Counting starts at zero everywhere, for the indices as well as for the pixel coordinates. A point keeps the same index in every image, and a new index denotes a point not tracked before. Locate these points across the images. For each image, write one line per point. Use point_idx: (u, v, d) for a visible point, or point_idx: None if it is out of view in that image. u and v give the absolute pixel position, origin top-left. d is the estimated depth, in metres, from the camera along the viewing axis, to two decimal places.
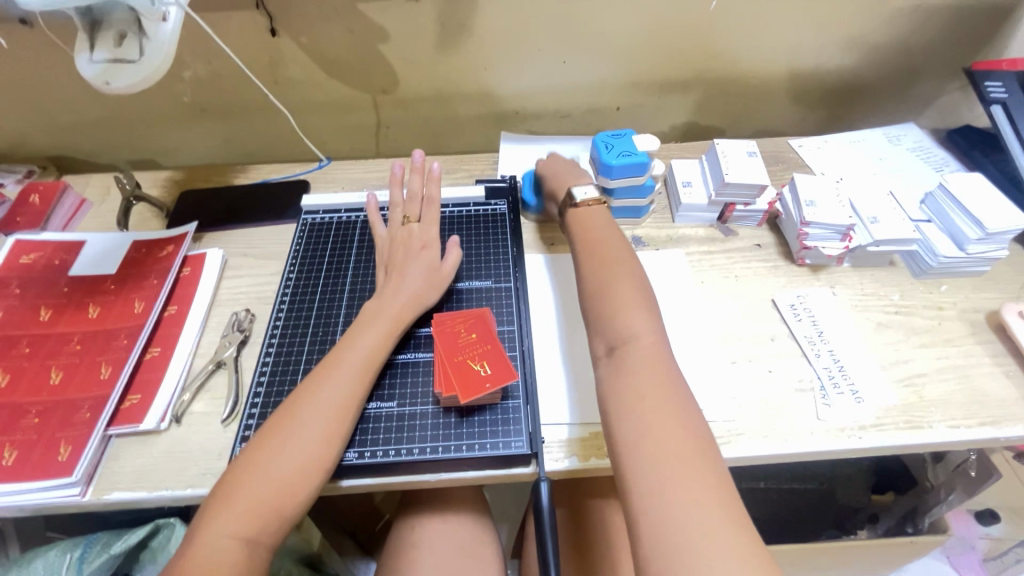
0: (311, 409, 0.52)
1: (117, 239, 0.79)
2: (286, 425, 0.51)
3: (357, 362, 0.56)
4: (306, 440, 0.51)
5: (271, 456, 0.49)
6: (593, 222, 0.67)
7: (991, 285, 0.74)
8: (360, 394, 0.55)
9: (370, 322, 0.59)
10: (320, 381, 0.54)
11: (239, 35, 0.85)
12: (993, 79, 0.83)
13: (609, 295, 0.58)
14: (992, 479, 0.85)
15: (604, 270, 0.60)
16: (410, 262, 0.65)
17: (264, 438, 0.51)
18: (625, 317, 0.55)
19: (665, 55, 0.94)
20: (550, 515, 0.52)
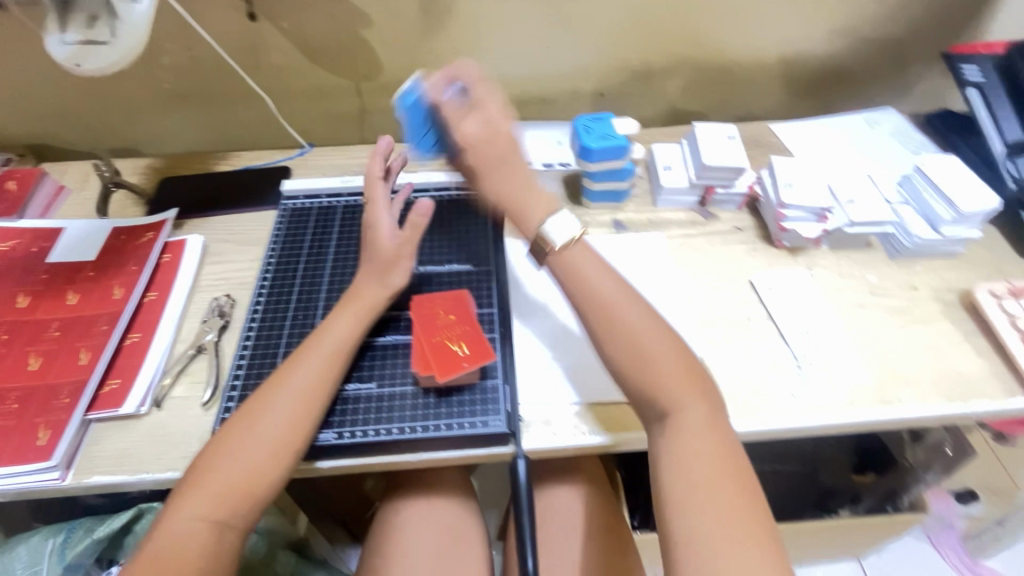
0: (281, 396, 0.52)
1: (96, 226, 0.78)
2: (257, 410, 0.52)
3: (330, 346, 0.56)
4: (275, 426, 0.51)
5: (241, 442, 0.50)
6: (594, 273, 0.59)
7: (965, 265, 0.75)
8: (333, 378, 0.55)
9: (343, 307, 0.59)
10: (292, 366, 0.54)
11: (216, 19, 0.84)
12: (970, 62, 0.84)
13: (647, 359, 0.54)
14: (967, 456, 0.93)
15: (640, 331, 0.55)
16: (369, 243, 0.62)
17: (234, 424, 0.51)
18: (672, 381, 0.53)
19: (648, 40, 0.94)
20: (528, 493, 0.54)
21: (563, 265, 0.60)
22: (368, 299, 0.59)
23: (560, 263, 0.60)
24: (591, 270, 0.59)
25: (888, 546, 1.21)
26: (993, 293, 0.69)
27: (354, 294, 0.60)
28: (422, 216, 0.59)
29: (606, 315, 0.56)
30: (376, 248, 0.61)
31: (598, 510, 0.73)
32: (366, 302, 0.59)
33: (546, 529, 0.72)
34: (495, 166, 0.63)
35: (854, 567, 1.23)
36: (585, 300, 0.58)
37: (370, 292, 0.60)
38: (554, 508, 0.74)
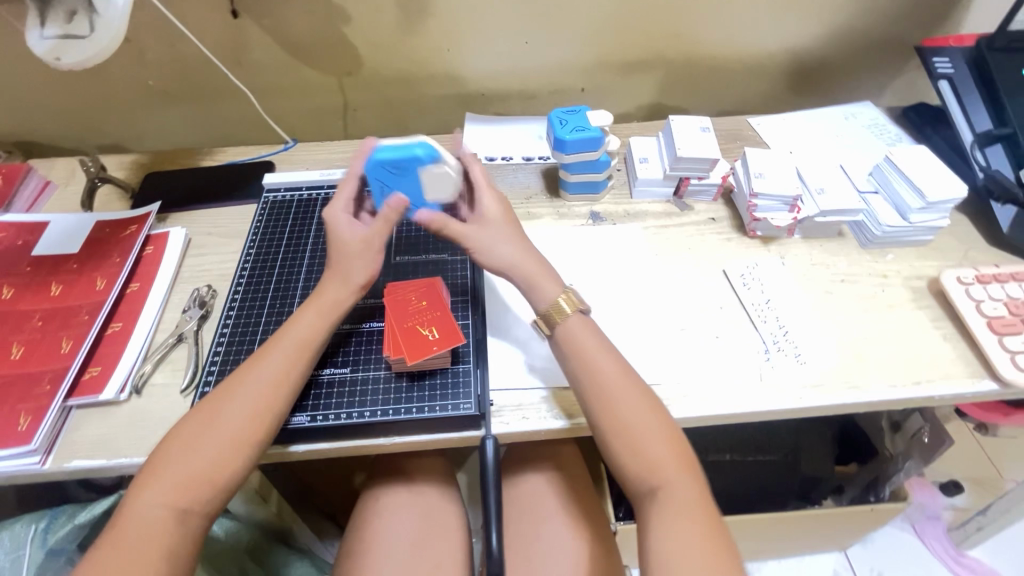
0: (243, 392, 0.53)
1: (81, 220, 0.80)
2: (219, 403, 0.53)
3: (294, 340, 0.57)
4: (235, 419, 0.52)
5: (202, 433, 0.51)
6: (589, 354, 0.58)
7: (934, 253, 0.76)
8: (296, 372, 0.56)
9: (308, 304, 0.59)
10: (255, 362, 0.55)
11: (200, 17, 0.86)
12: (941, 54, 0.85)
13: (637, 438, 0.53)
14: (943, 444, 0.90)
15: (630, 416, 0.54)
16: (336, 235, 0.60)
17: (197, 417, 0.52)
18: (659, 463, 0.52)
19: (627, 35, 0.95)
20: (495, 474, 0.54)
21: (562, 340, 0.59)
22: (332, 295, 0.59)
23: (560, 341, 0.59)
24: (587, 349, 0.58)
25: (874, 536, 1.21)
26: (960, 280, 0.70)
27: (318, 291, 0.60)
28: (397, 211, 0.60)
29: (599, 396, 0.55)
30: (344, 240, 0.60)
31: (577, 494, 0.75)
32: (330, 298, 0.59)
33: (524, 516, 0.74)
34: (508, 234, 0.63)
35: (840, 558, 1.20)
36: (580, 380, 0.57)
37: (334, 289, 0.59)
38: (535, 492, 0.76)
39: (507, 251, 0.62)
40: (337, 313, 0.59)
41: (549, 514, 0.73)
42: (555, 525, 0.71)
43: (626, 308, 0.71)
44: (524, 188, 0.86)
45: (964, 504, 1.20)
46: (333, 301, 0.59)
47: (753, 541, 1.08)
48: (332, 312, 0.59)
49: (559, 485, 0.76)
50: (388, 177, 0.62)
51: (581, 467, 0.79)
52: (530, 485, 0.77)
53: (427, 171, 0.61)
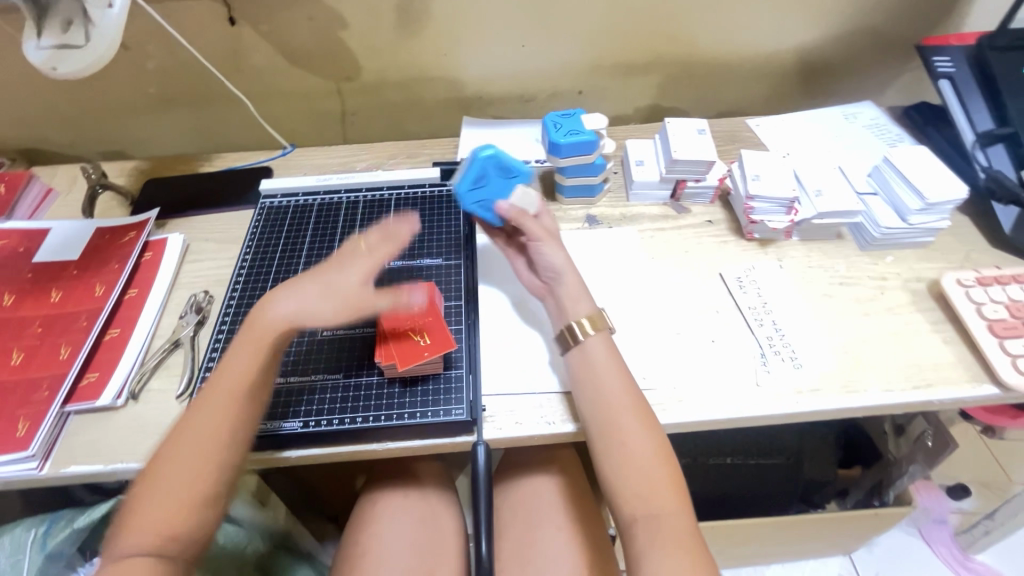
0: (184, 446, 0.49)
1: (81, 227, 0.81)
2: (160, 460, 0.49)
3: (228, 385, 0.52)
4: (182, 474, 0.48)
5: (149, 494, 0.47)
6: (603, 380, 0.57)
7: (935, 255, 0.75)
8: (236, 416, 0.51)
9: (244, 337, 0.53)
10: (190, 415, 0.51)
11: (198, 24, 0.86)
12: (941, 53, 0.84)
13: (636, 460, 0.53)
14: (948, 448, 0.85)
15: (635, 446, 0.53)
16: (336, 271, 0.54)
17: (142, 479, 0.49)
18: (655, 496, 0.51)
19: (624, 38, 0.95)
20: (486, 478, 0.56)
21: (582, 356, 0.58)
22: (266, 328, 0.53)
23: (581, 356, 0.58)
24: (602, 373, 0.57)
25: (879, 541, 1.20)
26: (961, 282, 0.69)
27: (254, 321, 0.54)
28: (405, 304, 0.55)
29: (607, 421, 0.55)
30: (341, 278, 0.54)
31: (574, 496, 0.75)
32: (264, 329, 0.53)
33: (519, 522, 0.73)
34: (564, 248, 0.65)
35: (844, 562, 1.19)
36: (587, 400, 0.56)
37: (270, 317, 0.53)
38: (532, 495, 0.75)
39: (561, 259, 0.64)
40: (272, 344, 0.53)
41: (545, 518, 0.73)
42: (551, 528, 0.71)
43: (621, 311, 0.70)
44: None
45: (971, 508, 1.19)
46: (266, 333, 0.53)
47: (756, 546, 1.06)
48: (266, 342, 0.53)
49: (557, 488, 0.75)
50: (492, 172, 0.69)
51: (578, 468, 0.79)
52: (527, 488, 0.76)
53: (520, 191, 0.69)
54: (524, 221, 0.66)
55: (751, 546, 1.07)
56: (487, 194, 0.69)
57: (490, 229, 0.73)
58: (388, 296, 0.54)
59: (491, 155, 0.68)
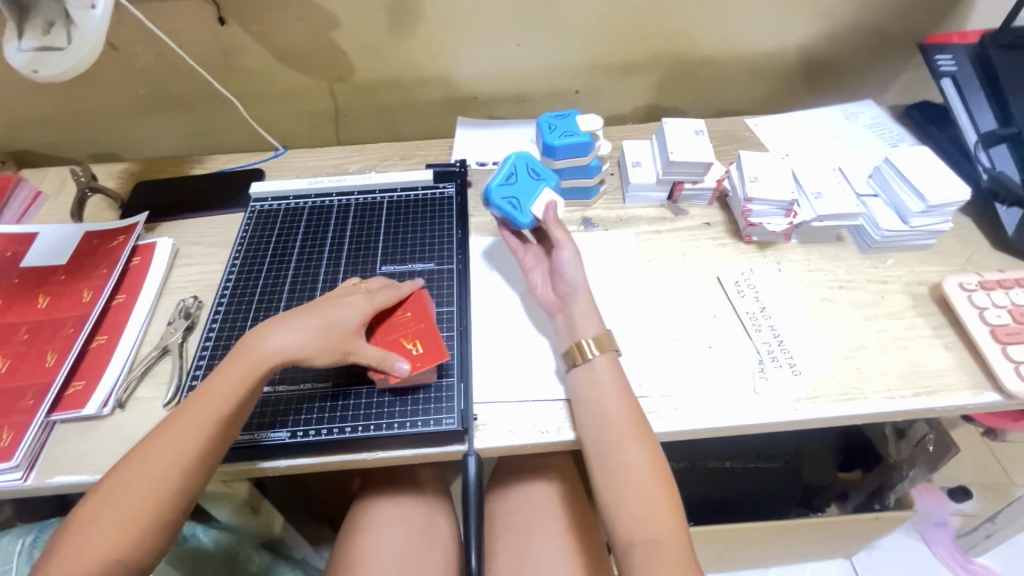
0: (148, 464, 0.48)
1: (69, 230, 0.79)
2: (122, 474, 0.48)
3: (205, 406, 0.51)
4: (140, 493, 0.47)
5: (105, 509, 0.47)
6: (606, 399, 0.56)
7: (936, 258, 0.74)
8: (208, 442, 0.50)
9: (231, 361, 0.54)
10: (160, 432, 0.50)
11: (188, 25, 0.85)
12: (943, 52, 0.83)
13: (633, 482, 0.52)
14: (948, 453, 0.84)
15: (634, 468, 0.53)
16: (332, 317, 0.56)
17: (100, 491, 0.48)
18: (653, 521, 0.50)
19: (621, 36, 0.93)
20: (477, 487, 0.55)
21: (587, 374, 0.58)
22: (259, 354, 0.54)
23: (587, 375, 0.58)
24: (606, 392, 0.57)
25: (880, 544, 1.18)
26: (963, 286, 0.68)
27: (247, 346, 0.54)
28: (391, 368, 0.55)
29: (608, 440, 0.54)
30: (336, 326, 0.56)
31: (568, 502, 0.73)
32: (257, 358, 0.54)
33: (514, 529, 0.72)
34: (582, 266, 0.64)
35: (844, 565, 1.16)
36: (587, 420, 0.56)
37: (267, 348, 0.54)
38: (526, 502, 0.74)
39: (580, 276, 0.62)
40: (260, 373, 0.53)
41: (539, 524, 0.71)
42: (546, 535, 0.70)
43: (616, 316, 0.69)
44: None
45: (972, 511, 1.17)
46: (258, 361, 0.53)
47: (754, 550, 1.05)
48: (258, 368, 0.53)
49: (550, 494, 0.74)
50: (523, 172, 0.69)
51: (573, 472, 0.77)
52: (521, 494, 0.75)
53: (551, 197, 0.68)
54: (555, 228, 0.64)
55: (750, 550, 1.06)
56: (517, 193, 0.67)
57: (509, 233, 0.69)
58: (378, 354, 0.55)
59: (523, 158, 0.70)
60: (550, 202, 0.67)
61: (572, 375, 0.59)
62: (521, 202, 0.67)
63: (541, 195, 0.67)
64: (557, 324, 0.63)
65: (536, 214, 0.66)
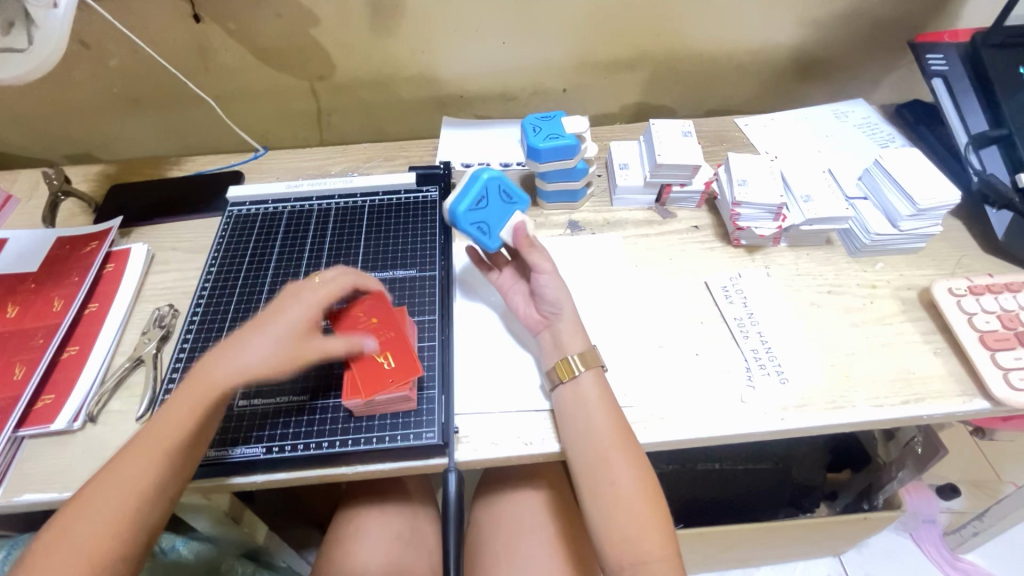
0: (104, 498, 0.46)
1: (41, 236, 0.77)
2: (75, 509, 0.46)
3: (163, 436, 0.49)
4: (94, 532, 0.45)
5: (55, 549, 0.44)
6: (592, 416, 0.55)
7: (925, 261, 0.73)
8: (168, 473, 0.49)
9: (188, 387, 0.51)
10: (123, 460, 0.48)
11: (161, 22, 0.82)
12: (935, 51, 0.82)
13: (620, 498, 0.52)
14: (937, 456, 0.81)
15: (623, 487, 0.52)
16: (287, 319, 0.54)
17: (49, 530, 0.45)
18: (645, 538, 0.50)
19: (608, 34, 0.91)
20: (455, 506, 0.55)
21: (573, 391, 0.57)
22: (212, 380, 0.51)
23: (572, 392, 0.57)
24: (592, 410, 0.55)
25: (869, 543, 1.17)
26: (952, 291, 0.67)
27: (200, 373, 0.51)
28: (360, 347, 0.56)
29: (597, 460, 0.53)
30: (291, 326, 0.54)
31: (557, 510, 0.72)
32: (208, 384, 0.51)
33: (500, 538, 0.71)
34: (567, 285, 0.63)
35: (833, 564, 1.16)
36: (573, 437, 0.55)
37: (218, 372, 0.51)
38: (513, 511, 0.73)
39: (560, 291, 0.61)
40: (215, 399, 0.51)
41: (527, 534, 0.70)
42: (534, 545, 0.69)
43: (602, 322, 0.68)
44: None
45: (960, 508, 1.17)
46: (210, 387, 0.51)
47: (746, 551, 1.04)
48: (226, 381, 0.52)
49: (537, 502, 0.73)
50: (493, 195, 0.65)
51: (562, 478, 0.76)
52: (508, 502, 0.74)
53: (520, 216, 0.65)
54: (534, 250, 0.62)
55: (740, 551, 1.05)
56: (487, 217, 0.65)
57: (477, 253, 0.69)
58: (343, 344, 0.55)
59: (493, 178, 0.65)
60: (518, 222, 0.65)
61: (558, 392, 0.58)
62: (489, 226, 0.64)
63: (510, 216, 0.65)
64: (541, 342, 0.62)
65: (505, 238, 0.65)
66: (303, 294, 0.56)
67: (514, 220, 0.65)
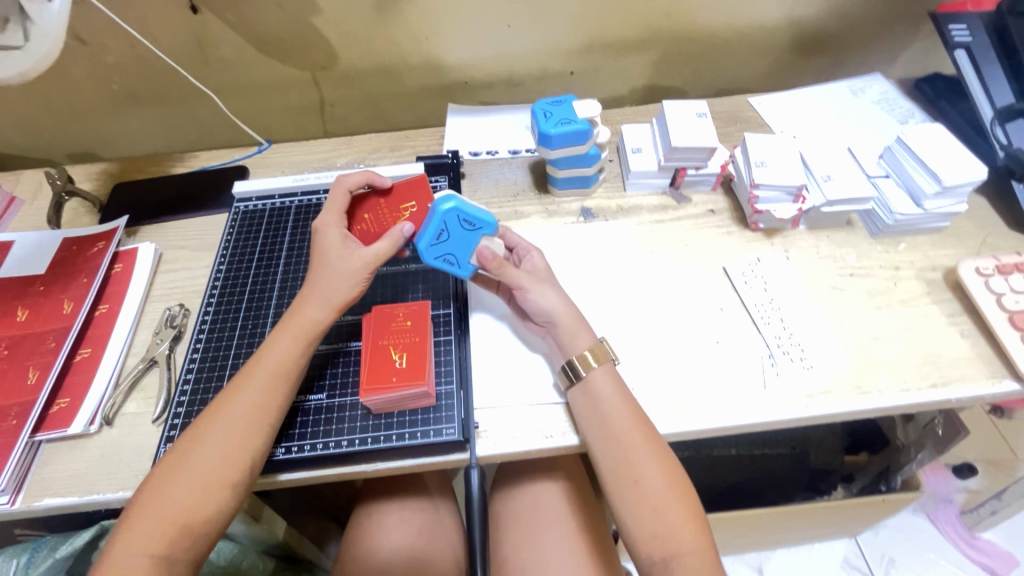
0: (205, 439, 0.49)
1: (47, 237, 0.76)
2: (189, 443, 0.49)
3: (267, 370, 0.52)
4: (211, 461, 0.48)
5: (172, 480, 0.47)
6: (611, 419, 0.54)
7: (948, 241, 0.72)
8: (274, 404, 0.52)
9: (282, 326, 0.55)
10: (227, 396, 0.51)
11: (158, 15, 0.80)
12: (958, 21, 0.78)
13: (648, 497, 0.50)
14: (959, 437, 0.77)
15: (648, 483, 0.51)
16: (328, 253, 0.57)
17: (166, 463, 0.48)
18: (675, 536, 0.49)
19: (617, 14, 0.88)
20: (479, 503, 0.54)
21: (585, 394, 0.55)
22: (309, 317, 0.54)
23: (585, 395, 0.55)
24: (608, 406, 0.54)
25: (886, 524, 1.15)
26: (979, 271, 0.65)
27: (293, 316, 0.55)
28: (404, 237, 0.58)
29: (620, 461, 0.52)
30: (331, 254, 0.57)
31: (576, 501, 0.72)
32: (304, 321, 0.54)
33: (519, 528, 0.70)
34: (556, 287, 0.60)
35: (850, 545, 1.14)
36: (594, 440, 0.54)
37: (309, 311, 0.54)
38: (532, 504, 0.72)
39: (552, 300, 0.59)
40: (314, 335, 0.54)
41: (549, 524, 0.70)
42: (556, 536, 0.68)
43: (615, 313, 0.67)
44: (510, 184, 0.81)
45: (978, 487, 1.15)
46: (308, 324, 0.54)
47: (763, 534, 1.03)
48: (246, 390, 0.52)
49: (556, 493, 0.72)
50: (454, 226, 0.59)
51: (579, 469, 0.75)
52: (527, 495, 0.73)
53: (487, 240, 0.60)
54: (505, 270, 0.59)
55: (758, 535, 1.04)
56: (452, 249, 0.60)
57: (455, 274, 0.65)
58: (387, 241, 0.57)
59: (453, 209, 0.58)
60: (485, 247, 0.59)
61: (574, 396, 0.56)
62: (456, 257, 0.60)
63: (476, 242, 0.60)
64: (548, 345, 0.61)
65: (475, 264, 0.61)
66: (323, 233, 0.59)
67: (479, 246, 0.59)
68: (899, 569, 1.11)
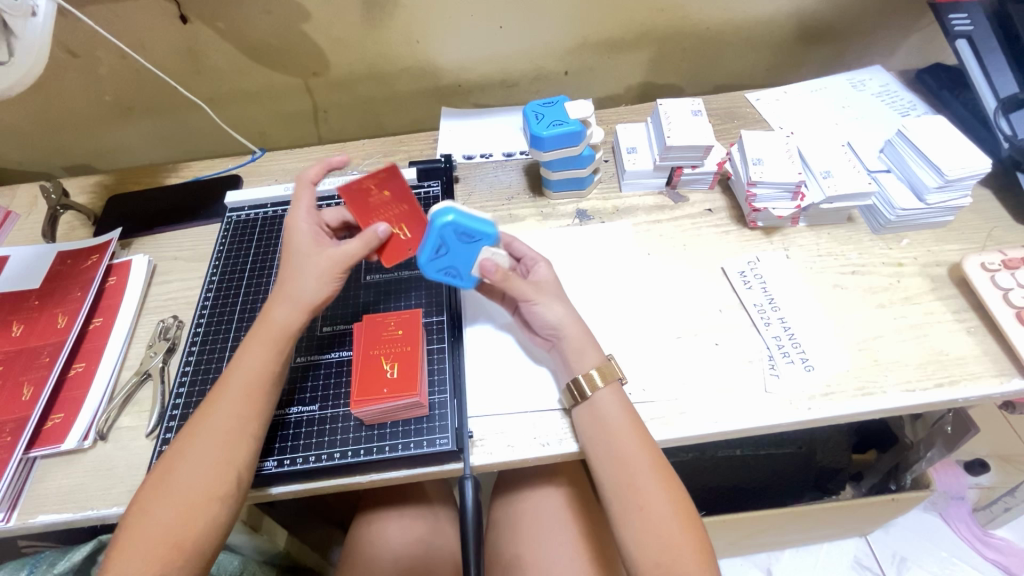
0: (188, 455, 0.48)
1: (42, 251, 0.76)
2: (173, 461, 0.48)
3: (244, 380, 0.51)
4: (195, 474, 0.47)
5: (157, 497, 0.47)
6: (618, 442, 0.52)
7: (953, 235, 0.70)
8: (254, 414, 0.51)
9: (254, 334, 0.54)
10: (205, 410, 0.51)
11: (148, 25, 0.80)
12: (958, 10, 0.76)
13: (654, 524, 0.49)
14: (968, 434, 0.74)
15: (655, 511, 0.49)
16: (299, 246, 0.57)
17: (151, 480, 0.48)
18: (680, 565, 0.47)
19: (611, 12, 0.86)
20: (473, 514, 0.53)
21: (590, 412, 0.54)
22: (279, 323, 0.54)
23: (590, 415, 0.54)
24: (616, 429, 0.53)
25: (897, 523, 1.13)
26: (985, 266, 0.63)
27: (265, 321, 0.54)
28: (378, 238, 0.56)
29: (625, 485, 0.51)
30: (303, 249, 0.56)
31: (577, 508, 0.71)
32: (275, 325, 0.53)
33: (519, 534, 0.70)
34: (564, 300, 0.59)
35: (860, 544, 1.12)
36: (603, 464, 0.52)
37: (280, 314, 0.54)
38: (533, 510, 0.71)
39: (557, 314, 0.58)
40: (287, 339, 0.54)
41: (552, 530, 0.68)
42: (557, 542, 0.67)
43: (617, 320, 0.65)
44: (505, 187, 0.80)
45: (990, 483, 1.12)
46: (278, 329, 0.53)
47: (770, 536, 1.01)
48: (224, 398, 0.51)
49: (557, 501, 0.71)
50: (451, 240, 0.55)
51: (580, 475, 0.74)
52: (527, 502, 0.72)
53: (488, 251, 0.57)
54: (512, 282, 0.57)
55: (766, 537, 1.02)
56: (453, 262, 0.57)
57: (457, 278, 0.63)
58: (359, 242, 0.56)
59: (450, 223, 0.54)
60: (488, 260, 0.56)
61: (580, 416, 0.55)
62: (458, 270, 0.58)
63: (477, 254, 0.57)
64: (553, 360, 0.59)
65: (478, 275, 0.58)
66: (294, 229, 0.58)
67: (482, 258, 0.56)
68: (911, 568, 1.09)
